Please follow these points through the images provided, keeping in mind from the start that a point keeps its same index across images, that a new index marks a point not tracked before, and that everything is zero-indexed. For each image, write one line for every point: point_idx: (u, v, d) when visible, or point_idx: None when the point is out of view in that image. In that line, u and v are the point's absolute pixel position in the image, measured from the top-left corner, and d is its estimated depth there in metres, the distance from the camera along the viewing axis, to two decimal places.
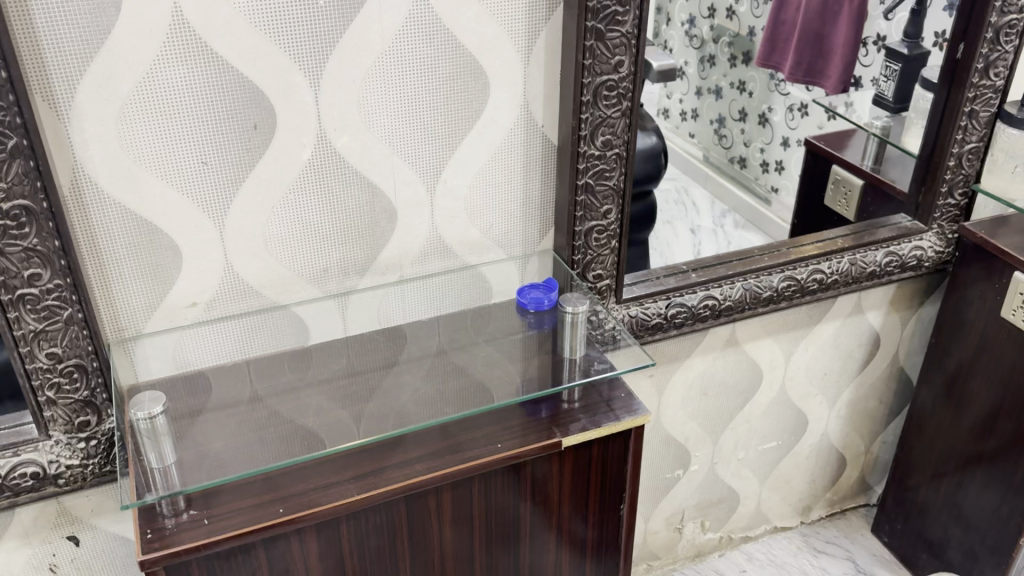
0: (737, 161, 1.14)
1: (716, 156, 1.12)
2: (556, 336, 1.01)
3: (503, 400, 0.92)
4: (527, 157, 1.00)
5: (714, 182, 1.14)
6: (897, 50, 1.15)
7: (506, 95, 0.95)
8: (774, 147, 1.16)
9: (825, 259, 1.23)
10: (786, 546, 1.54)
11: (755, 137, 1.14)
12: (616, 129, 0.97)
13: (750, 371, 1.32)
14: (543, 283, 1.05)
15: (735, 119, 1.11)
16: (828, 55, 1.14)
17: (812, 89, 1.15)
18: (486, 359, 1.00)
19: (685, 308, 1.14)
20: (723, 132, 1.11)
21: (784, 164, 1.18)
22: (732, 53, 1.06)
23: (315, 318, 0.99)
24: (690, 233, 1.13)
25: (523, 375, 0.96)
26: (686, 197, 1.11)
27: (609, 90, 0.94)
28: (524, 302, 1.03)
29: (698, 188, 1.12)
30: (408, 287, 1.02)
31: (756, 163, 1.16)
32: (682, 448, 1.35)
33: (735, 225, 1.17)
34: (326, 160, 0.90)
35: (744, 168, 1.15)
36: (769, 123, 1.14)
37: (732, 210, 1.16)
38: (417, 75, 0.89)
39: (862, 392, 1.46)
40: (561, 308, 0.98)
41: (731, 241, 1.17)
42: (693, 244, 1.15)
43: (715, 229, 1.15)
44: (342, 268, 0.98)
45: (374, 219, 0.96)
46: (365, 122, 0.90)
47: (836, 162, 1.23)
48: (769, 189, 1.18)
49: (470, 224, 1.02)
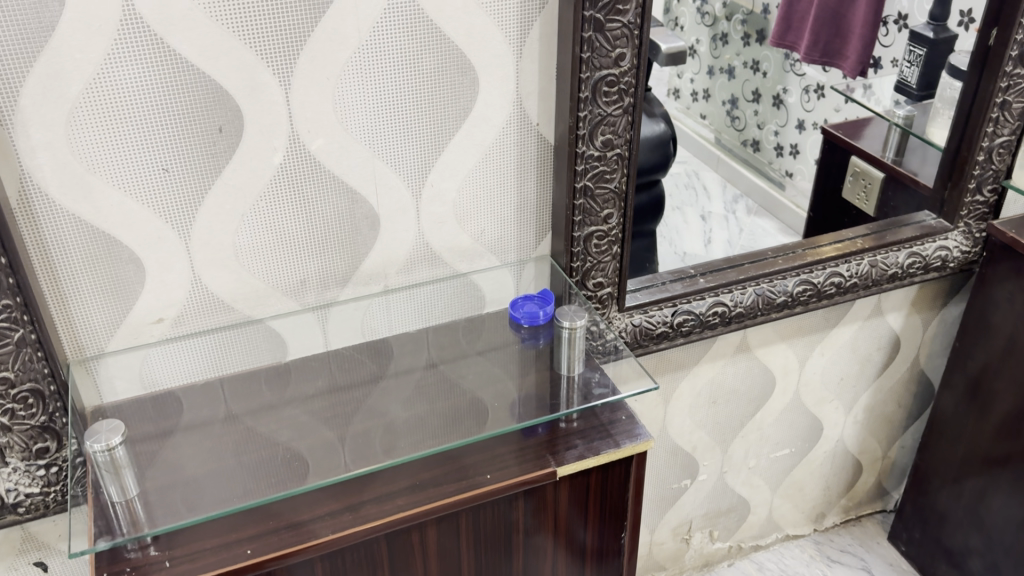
0: (750, 144, 1.06)
1: (727, 138, 1.04)
2: (553, 352, 0.94)
3: (496, 427, 0.85)
4: (522, 158, 0.92)
5: (726, 166, 1.06)
6: (922, 33, 1.07)
7: (497, 91, 0.87)
8: (790, 129, 1.08)
9: (844, 261, 1.15)
10: (799, 554, 1.47)
11: (769, 119, 1.06)
12: (618, 128, 0.89)
13: (762, 377, 1.25)
14: (539, 295, 0.97)
15: (748, 100, 1.04)
16: (846, 34, 1.06)
17: (829, 70, 1.08)
18: (478, 378, 0.93)
19: (692, 316, 1.06)
20: (735, 113, 1.03)
21: (800, 148, 1.10)
22: (745, 32, 0.99)
23: (292, 332, 0.92)
24: (701, 220, 1.05)
25: (517, 397, 0.89)
26: (697, 180, 1.03)
27: (610, 86, 0.86)
28: (518, 316, 0.96)
29: (710, 171, 1.04)
30: (394, 298, 0.95)
31: (770, 146, 1.08)
32: (690, 457, 1.28)
33: (749, 211, 1.09)
34: (299, 164, 0.83)
35: (758, 151, 1.07)
36: (784, 105, 1.07)
37: (744, 194, 1.08)
38: (398, 71, 0.81)
39: (880, 396, 1.38)
40: (557, 322, 0.90)
41: (743, 229, 1.09)
42: (705, 232, 1.06)
43: (727, 216, 1.07)
44: (322, 280, 0.91)
45: (355, 226, 0.89)
46: (342, 122, 0.82)
47: (855, 153, 1.15)
48: (784, 173, 1.10)
49: (460, 230, 0.94)
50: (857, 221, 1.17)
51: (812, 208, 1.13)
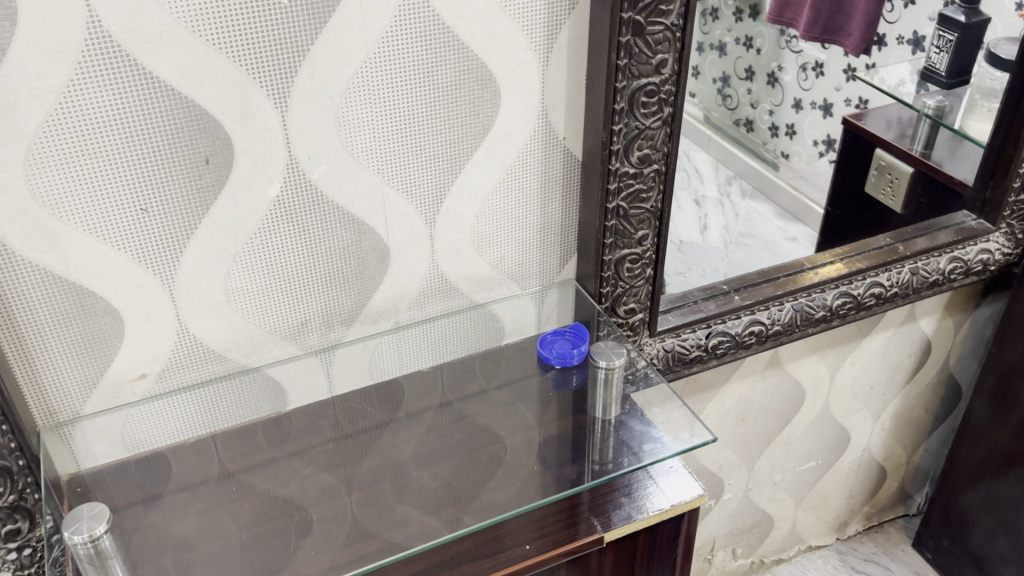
0: (742, 123, 0.92)
1: (717, 116, 0.88)
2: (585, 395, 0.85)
3: (542, 498, 0.76)
4: (546, 176, 0.82)
5: (718, 145, 0.90)
6: (952, 17, 0.98)
7: (520, 104, 0.76)
8: (785, 109, 0.94)
9: (884, 269, 1.06)
10: (822, 566, 1.40)
11: (763, 97, 0.92)
12: (656, 141, 0.79)
13: (791, 392, 1.17)
14: (571, 331, 0.88)
15: (741, 77, 0.88)
16: (849, 10, 0.93)
17: (829, 47, 0.94)
18: (503, 427, 0.84)
19: (728, 337, 0.98)
20: (728, 92, 0.87)
21: (796, 127, 0.96)
22: (737, 7, 0.82)
23: (292, 379, 0.81)
24: (695, 204, 0.91)
25: (548, 453, 0.81)
26: (688, 163, 0.87)
27: (649, 97, 0.76)
28: (550, 357, 0.87)
29: (700, 152, 0.88)
30: (406, 334, 0.84)
31: (764, 125, 0.94)
32: (715, 477, 1.20)
33: (743, 192, 0.95)
34: (298, 195, 0.72)
35: (752, 131, 0.93)
36: (779, 83, 0.93)
37: (738, 176, 0.94)
38: (413, 87, 0.71)
39: (908, 402, 1.31)
40: (592, 361, 0.82)
41: (739, 213, 0.96)
42: (698, 217, 0.92)
43: (721, 199, 0.93)
44: (324, 320, 0.80)
45: (362, 260, 0.78)
46: (347, 146, 0.72)
47: (882, 147, 1.05)
48: (779, 154, 0.97)
49: (478, 258, 0.84)
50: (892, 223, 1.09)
51: (830, 196, 1.03)
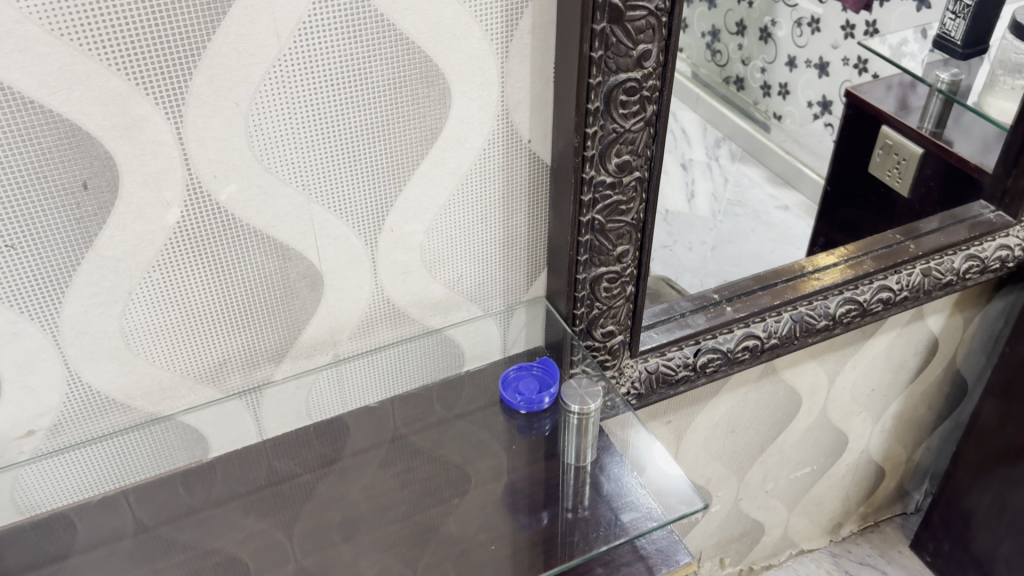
0: (732, 81, 0.79)
1: (706, 73, 0.76)
2: (557, 437, 0.75)
3: None
4: (509, 185, 0.69)
5: (706, 104, 0.78)
6: None
7: (475, 104, 0.64)
8: (778, 67, 0.82)
9: (893, 271, 0.95)
10: (816, 571, 1.31)
11: (755, 54, 0.79)
12: (638, 145, 0.67)
13: (786, 399, 1.06)
14: (539, 366, 0.78)
15: (732, 32, 0.76)
16: None
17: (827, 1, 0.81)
18: (463, 480, 0.73)
19: (719, 354, 0.87)
20: (718, 47, 0.75)
21: (789, 87, 0.84)
22: None
23: (214, 425, 0.70)
24: (683, 168, 0.78)
25: (518, 515, 0.71)
26: (675, 125, 0.74)
27: (629, 94, 0.63)
28: (517, 400, 0.76)
29: (687, 110, 0.75)
30: (348, 367, 0.72)
31: (755, 84, 0.81)
32: (703, 490, 1.10)
33: (733, 156, 0.83)
34: (203, 219, 0.60)
35: (742, 90, 0.80)
36: (772, 38, 0.80)
37: (728, 138, 0.82)
38: (341, 87, 0.58)
39: (911, 401, 1.21)
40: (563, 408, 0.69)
41: (728, 178, 0.84)
42: (686, 184, 0.80)
43: (709, 164, 0.81)
44: (247, 359, 0.68)
45: (289, 288, 0.66)
46: (263, 161, 0.59)
47: (887, 123, 0.92)
48: (771, 115, 0.84)
49: (430, 280, 0.71)
50: (898, 211, 0.97)
51: (830, 174, 0.91)
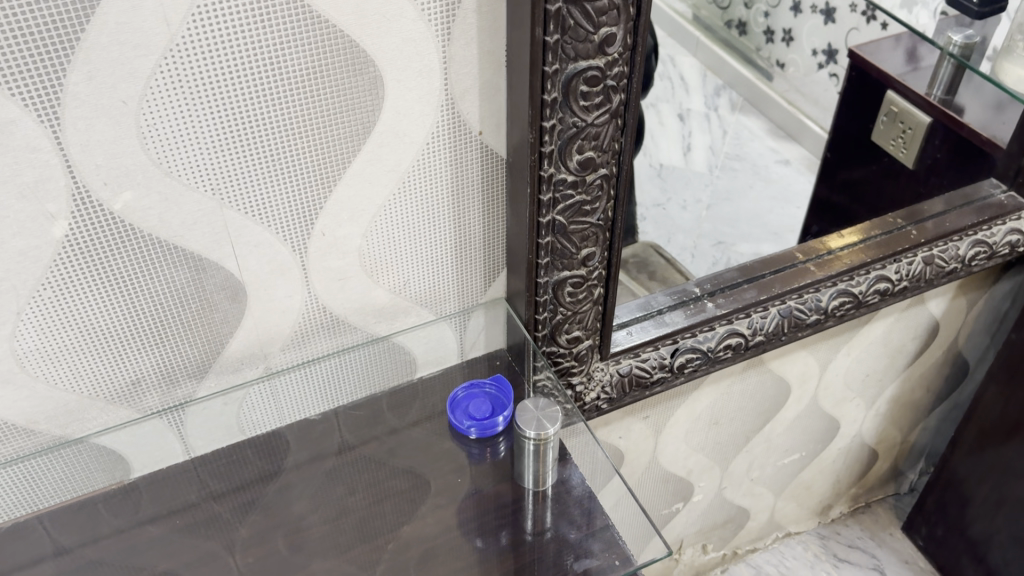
0: (734, 25, 0.79)
1: (707, 15, 0.76)
2: (515, 459, 0.68)
3: None
4: (459, 182, 0.61)
5: (706, 49, 0.77)
6: None
7: (413, 93, 0.55)
8: (781, 11, 0.81)
9: (892, 260, 0.87)
10: (802, 554, 1.27)
11: None
12: (603, 139, 0.58)
13: (774, 390, 0.99)
14: (492, 384, 0.72)
15: None
16: None
17: None
18: (413, 504, 0.67)
19: (699, 354, 0.79)
20: None
21: (793, 33, 0.83)
22: None
23: (135, 447, 0.63)
24: (680, 120, 0.76)
25: (472, 547, 0.65)
26: (674, 67, 0.73)
27: (591, 84, 0.55)
28: (468, 426, 0.69)
29: (688, 54, 0.75)
30: (282, 382, 0.65)
31: (758, 28, 0.80)
32: (684, 482, 1.04)
33: (733, 105, 0.82)
34: (96, 231, 0.52)
35: (744, 35, 0.80)
36: None
37: (729, 86, 0.81)
38: (250, 80, 0.50)
39: (908, 385, 1.14)
40: (517, 433, 0.62)
41: (728, 129, 0.82)
42: (684, 136, 0.78)
43: (709, 113, 0.80)
44: (165, 376, 0.61)
45: (207, 301, 0.58)
46: (162, 166, 0.51)
47: (893, 88, 0.87)
48: (774, 62, 0.82)
49: (372, 286, 0.64)
50: (901, 184, 0.91)
51: (835, 126, 0.88)
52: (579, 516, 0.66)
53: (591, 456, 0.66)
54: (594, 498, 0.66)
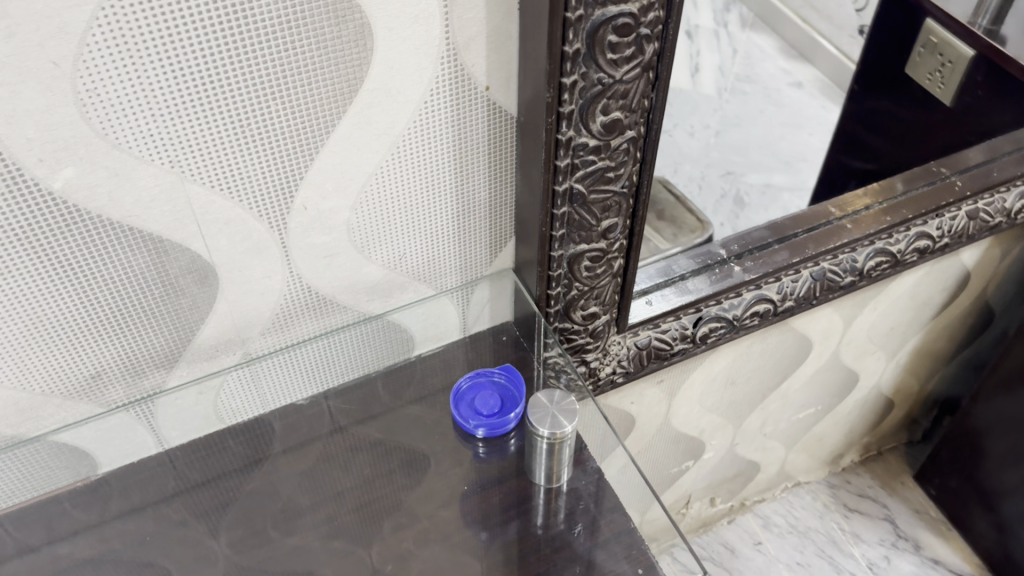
0: None
1: None
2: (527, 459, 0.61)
3: None
4: (461, 144, 0.53)
5: None
6: None
7: (408, 44, 0.46)
8: None
9: (935, 215, 0.79)
10: (811, 504, 1.23)
11: None
12: (631, 97, 0.50)
13: (795, 348, 0.93)
14: (501, 373, 0.64)
15: None
16: None
17: None
18: (412, 500, 0.61)
19: (723, 323, 0.72)
20: None
21: None
22: None
23: (101, 443, 0.56)
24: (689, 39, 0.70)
25: (477, 552, 0.59)
26: None
27: (621, 34, 0.46)
28: (474, 426, 0.62)
29: None
30: (263, 367, 0.58)
31: None
32: (695, 441, 0.99)
33: (743, 23, 0.78)
34: (33, 215, 0.44)
35: None
36: None
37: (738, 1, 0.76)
38: (210, 32, 0.41)
39: (932, 336, 1.08)
40: (530, 430, 0.55)
41: (738, 49, 0.79)
42: (693, 56, 0.72)
43: (717, 30, 0.74)
44: (130, 368, 0.54)
45: (172, 286, 0.51)
46: (109, 138, 0.42)
47: (932, 14, 0.82)
48: None
49: (363, 261, 0.56)
50: (935, 124, 0.85)
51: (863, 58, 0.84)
52: (594, 516, 0.60)
53: (607, 449, 0.59)
54: (614, 495, 0.60)
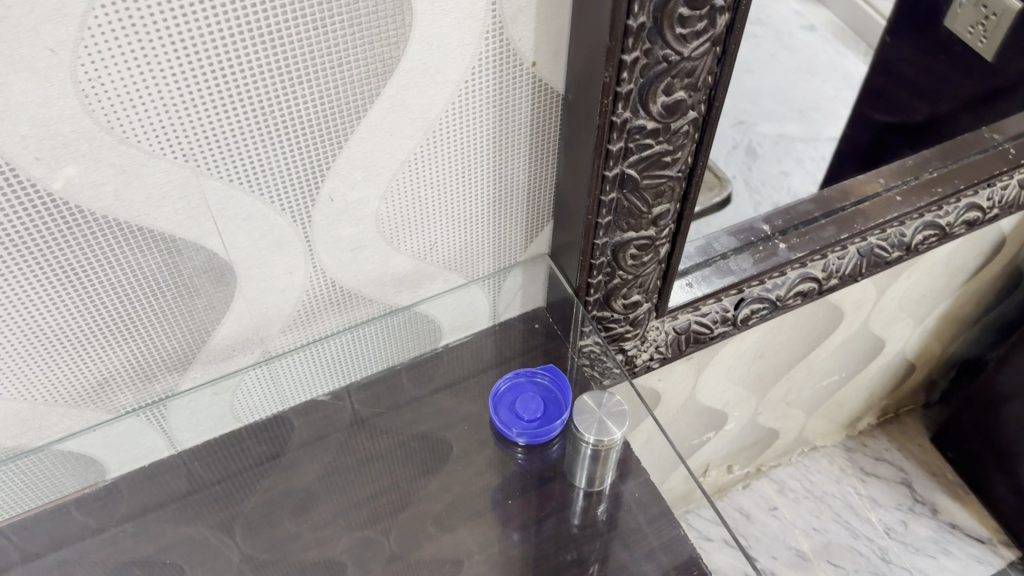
0: None
1: None
2: (568, 462, 0.57)
3: None
4: (502, 127, 0.48)
5: None
6: None
7: (450, 18, 0.41)
8: None
9: (987, 184, 0.74)
10: (827, 467, 1.22)
11: None
12: (696, 75, 0.44)
13: (826, 320, 0.89)
14: (544, 374, 0.59)
15: None
16: None
17: None
18: (446, 503, 0.57)
19: (767, 304, 0.68)
20: None
21: None
22: None
23: (111, 449, 0.52)
24: None
25: (517, 562, 0.55)
26: None
27: (693, 6, 0.41)
28: (517, 434, 0.57)
29: None
30: (284, 366, 0.54)
31: None
32: (719, 413, 0.96)
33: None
34: (32, 219, 0.39)
35: None
36: None
37: None
38: (230, 11, 0.35)
39: (960, 301, 1.04)
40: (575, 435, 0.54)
41: None
42: None
43: None
44: (141, 372, 0.49)
45: (186, 287, 0.46)
46: (115, 132, 0.37)
47: None
48: None
49: (393, 253, 0.51)
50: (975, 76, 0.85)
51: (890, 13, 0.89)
52: (638, 521, 0.56)
53: (654, 452, 0.54)
54: (662, 498, 0.57)
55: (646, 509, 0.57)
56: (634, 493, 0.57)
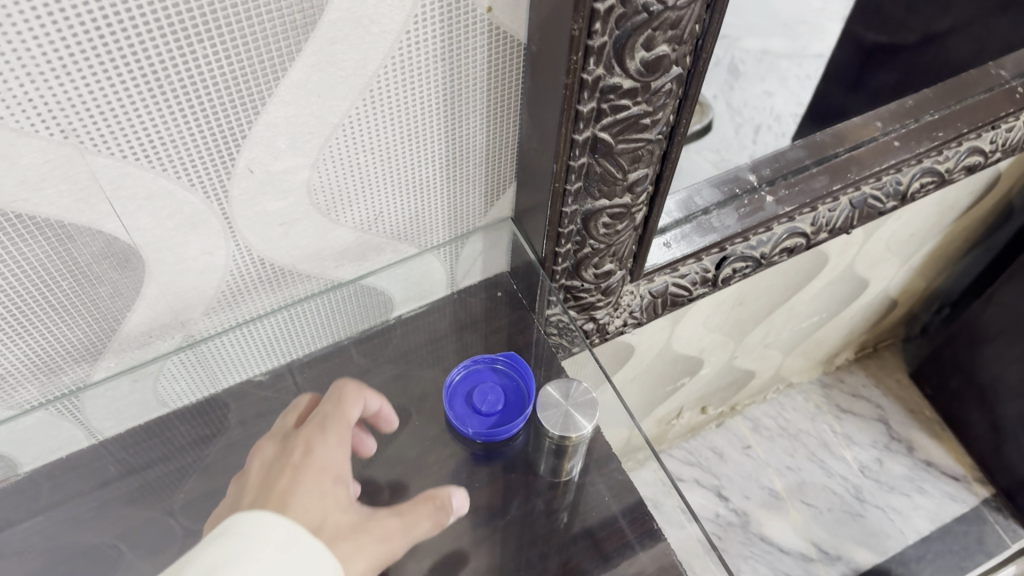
0: None
1: None
2: (535, 451, 0.53)
3: None
4: (454, 83, 0.40)
5: None
6: None
7: None
8: None
9: (992, 127, 0.68)
10: (802, 404, 1.19)
11: None
12: (683, 26, 0.37)
13: (809, 266, 0.84)
14: (504, 362, 0.53)
15: None
16: None
17: None
18: None
19: (751, 262, 0.63)
20: None
21: None
22: None
23: (18, 444, 0.46)
24: None
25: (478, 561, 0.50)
26: None
27: None
28: (473, 433, 0.51)
29: None
30: (211, 348, 0.48)
31: None
32: (695, 360, 0.91)
33: None
34: None
35: None
36: None
37: None
38: None
39: (948, 239, 0.99)
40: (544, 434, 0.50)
41: None
42: None
43: None
44: (42, 364, 0.43)
45: (82, 275, 0.39)
46: None
47: None
48: None
49: (330, 224, 0.45)
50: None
51: None
52: (608, 510, 0.52)
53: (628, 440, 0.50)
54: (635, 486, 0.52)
55: (618, 499, 0.52)
56: (605, 480, 0.53)
